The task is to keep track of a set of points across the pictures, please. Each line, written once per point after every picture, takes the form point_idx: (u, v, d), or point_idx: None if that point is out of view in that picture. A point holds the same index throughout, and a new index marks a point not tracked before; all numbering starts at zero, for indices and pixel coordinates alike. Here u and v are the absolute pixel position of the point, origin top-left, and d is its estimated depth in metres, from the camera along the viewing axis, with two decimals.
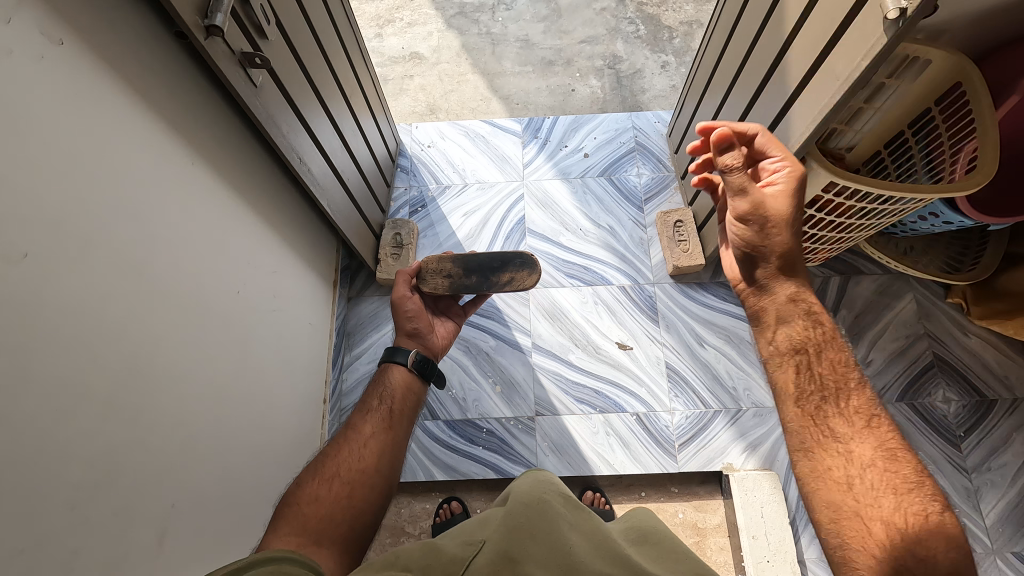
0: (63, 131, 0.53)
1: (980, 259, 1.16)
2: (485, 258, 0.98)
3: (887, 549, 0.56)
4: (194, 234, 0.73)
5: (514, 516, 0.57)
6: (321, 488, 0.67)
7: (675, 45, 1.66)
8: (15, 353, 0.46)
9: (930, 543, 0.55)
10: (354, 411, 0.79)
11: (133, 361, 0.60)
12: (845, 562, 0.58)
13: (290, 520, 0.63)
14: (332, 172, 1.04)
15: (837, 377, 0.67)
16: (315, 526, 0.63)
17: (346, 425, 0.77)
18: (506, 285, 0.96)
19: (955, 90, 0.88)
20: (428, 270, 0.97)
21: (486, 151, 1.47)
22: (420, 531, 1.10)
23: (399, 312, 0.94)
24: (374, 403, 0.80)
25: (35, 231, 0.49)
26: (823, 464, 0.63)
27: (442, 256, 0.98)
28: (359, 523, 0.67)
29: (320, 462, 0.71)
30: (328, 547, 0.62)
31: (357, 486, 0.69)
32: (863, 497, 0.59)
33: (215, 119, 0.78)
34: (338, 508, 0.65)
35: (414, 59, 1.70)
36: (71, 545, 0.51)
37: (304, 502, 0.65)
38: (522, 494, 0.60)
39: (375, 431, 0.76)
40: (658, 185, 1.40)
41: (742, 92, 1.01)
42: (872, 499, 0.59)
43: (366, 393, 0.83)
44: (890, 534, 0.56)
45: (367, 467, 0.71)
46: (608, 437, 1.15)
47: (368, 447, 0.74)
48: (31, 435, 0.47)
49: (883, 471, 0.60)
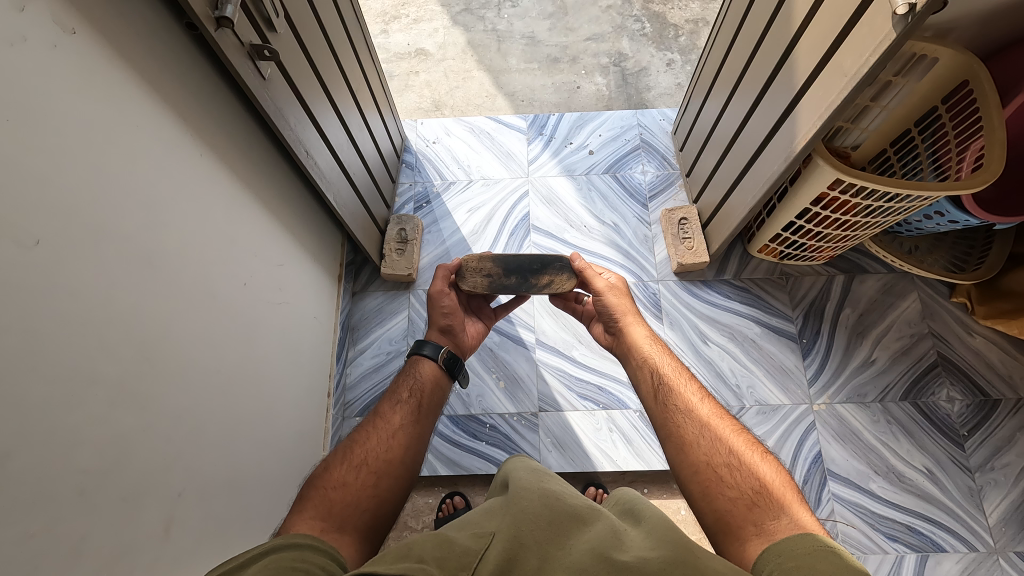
0: (75, 119, 0.53)
1: (985, 258, 1.15)
2: (525, 259, 0.97)
3: (739, 487, 0.62)
4: (202, 225, 0.73)
5: (520, 504, 0.53)
6: (349, 474, 0.67)
7: (680, 42, 1.66)
8: (26, 338, 0.47)
9: (765, 475, 0.62)
10: (383, 399, 0.80)
11: (140, 349, 0.60)
12: (720, 525, 0.60)
13: (316, 504, 0.63)
14: (338, 166, 1.04)
15: (677, 375, 0.77)
16: (340, 512, 0.63)
17: (373, 412, 0.78)
18: (545, 287, 0.96)
19: (962, 88, 0.88)
20: (468, 268, 0.96)
21: (491, 147, 1.47)
22: (423, 525, 1.10)
23: (435, 305, 0.94)
24: (404, 395, 0.80)
25: (48, 219, 0.50)
26: (686, 443, 0.68)
27: (483, 254, 0.97)
28: (381, 513, 0.66)
29: (348, 448, 0.71)
30: (351, 533, 0.62)
31: (383, 476, 0.69)
32: (710, 452, 0.66)
33: (223, 110, 0.78)
34: (363, 496, 0.65)
35: (420, 55, 1.70)
36: (79, 530, 0.51)
37: (331, 486, 0.65)
38: (524, 482, 0.57)
39: (404, 423, 0.76)
40: (662, 183, 1.40)
41: (748, 90, 1.01)
42: (718, 450, 0.66)
43: (395, 383, 0.83)
44: (736, 476, 0.63)
45: (393, 457, 0.71)
46: (611, 433, 1.16)
47: (396, 438, 0.74)
48: (41, 420, 0.48)
49: (721, 428, 0.68)
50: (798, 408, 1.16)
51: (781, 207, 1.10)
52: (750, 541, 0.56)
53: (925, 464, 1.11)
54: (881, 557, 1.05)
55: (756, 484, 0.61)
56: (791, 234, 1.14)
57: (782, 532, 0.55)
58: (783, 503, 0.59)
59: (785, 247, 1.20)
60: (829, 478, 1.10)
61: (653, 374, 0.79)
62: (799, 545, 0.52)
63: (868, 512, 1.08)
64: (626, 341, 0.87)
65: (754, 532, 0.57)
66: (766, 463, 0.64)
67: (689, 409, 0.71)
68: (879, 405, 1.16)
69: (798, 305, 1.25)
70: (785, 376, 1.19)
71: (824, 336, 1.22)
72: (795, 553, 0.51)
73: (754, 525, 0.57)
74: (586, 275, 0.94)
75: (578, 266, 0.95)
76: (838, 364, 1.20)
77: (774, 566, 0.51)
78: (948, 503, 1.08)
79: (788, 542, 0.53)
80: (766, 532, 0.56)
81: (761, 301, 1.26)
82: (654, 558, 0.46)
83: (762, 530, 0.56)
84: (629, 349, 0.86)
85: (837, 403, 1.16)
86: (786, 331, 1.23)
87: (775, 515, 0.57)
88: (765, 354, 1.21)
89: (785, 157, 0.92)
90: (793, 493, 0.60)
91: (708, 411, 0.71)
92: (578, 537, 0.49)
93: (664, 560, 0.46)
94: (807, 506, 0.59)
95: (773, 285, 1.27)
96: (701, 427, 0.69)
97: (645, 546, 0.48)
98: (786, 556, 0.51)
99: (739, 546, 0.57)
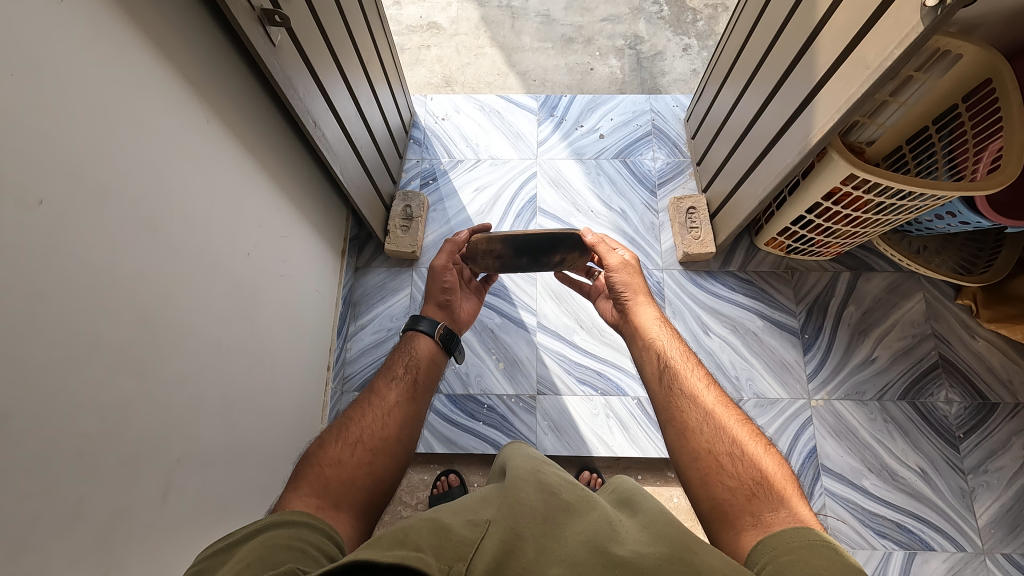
0: (80, 79, 0.52)
1: (994, 261, 1.14)
2: (536, 242, 0.93)
3: (739, 477, 0.62)
4: (206, 191, 0.72)
5: (516, 494, 0.53)
6: (344, 451, 0.67)
7: (698, 27, 1.62)
8: (27, 298, 0.46)
9: (766, 467, 0.62)
10: (379, 375, 0.80)
11: (143, 314, 0.60)
12: (716, 514, 0.60)
13: (312, 481, 0.63)
14: (345, 138, 1.03)
15: (683, 361, 0.76)
16: (336, 489, 0.63)
17: (369, 389, 0.78)
18: (556, 266, 0.98)
19: (984, 86, 0.85)
20: (479, 251, 0.95)
21: (501, 126, 1.45)
22: (417, 502, 1.11)
23: (435, 279, 0.94)
24: (400, 371, 0.81)
25: (51, 177, 0.49)
26: (688, 429, 0.68)
27: (492, 236, 0.92)
28: (377, 490, 0.67)
29: (344, 425, 0.71)
30: (347, 511, 0.62)
31: (379, 454, 0.69)
32: (713, 441, 0.66)
33: (231, 76, 0.77)
34: (359, 474, 0.66)
35: (432, 29, 1.67)
36: (77, 493, 0.51)
37: (326, 464, 0.65)
38: (521, 472, 0.57)
39: (400, 400, 0.76)
40: (672, 170, 1.38)
41: (765, 80, 0.99)
42: (720, 439, 0.66)
43: (391, 358, 0.84)
44: (738, 466, 0.63)
45: (389, 435, 0.72)
46: (608, 419, 1.16)
47: (392, 415, 0.74)
48: (41, 381, 0.48)
49: (725, 418, 0.68)
50: (796, 402, 1.16)
51: (792, 200, 1.08)
52: (745, 532, 0.57)
53: (920, 463, 1.11)
54: (869, 552, 1.06)
55: (757, 475, 0.61)
56: (799, 228, 1.13)
57: (779, 525, 0.55)
58: (783, 496, 0.59)
59: (792, 241, 1.19)
60: (822, 473, 1.11)
61: (657, 358, 0.78)
62: (793, 539, 0.52)
63: (858, 508, 1.08)
64: (633, 322, 0.87)
65: (750, 524, 0.57)
66: (768, 456, 0.64)
67: (694, 396, 0.71)
68: (877, 404, 1.16)
69: (802, 300, 1.25)
70: (784, 370, 1.19)
71: (826, 332, 1.22)
72: (788, 547, 0.51)
73: (751, 515, 0.58)
74: (599, 250, 0.92)
75: (590, 241, 0.94)
76: (839, 360, 1.19)
77: (766, 559, 0.51)
78: (939, 502, 1.08)
79: (783, 533, 0.53)
80: (763, 523, 0.56)
81: (765, 295, 1.25)
82: (650, 553, 0.46)
83: (759, 521, 0.57)
84: (636, 330, 0.85)
85: (835, 399, 1.17)
86: (789, 326, 1.23)
87: (774, 507, 0.58)
88: (766, 347, 1.21)
89: (799, 149, 0.90)
90: (793, 487, 0.60)
91: (713, 400, 0.70)
92: (572, 528, 0.49)
93: (661, 556, 0.46)
94: (806, 501, 0.59)
95: (778, 279, 1.26)
96: (704, 415, 0.68)
97: (642, 541, 0.48)
98: (780, 550, 0.51)
99: (734, 535, 0.58)
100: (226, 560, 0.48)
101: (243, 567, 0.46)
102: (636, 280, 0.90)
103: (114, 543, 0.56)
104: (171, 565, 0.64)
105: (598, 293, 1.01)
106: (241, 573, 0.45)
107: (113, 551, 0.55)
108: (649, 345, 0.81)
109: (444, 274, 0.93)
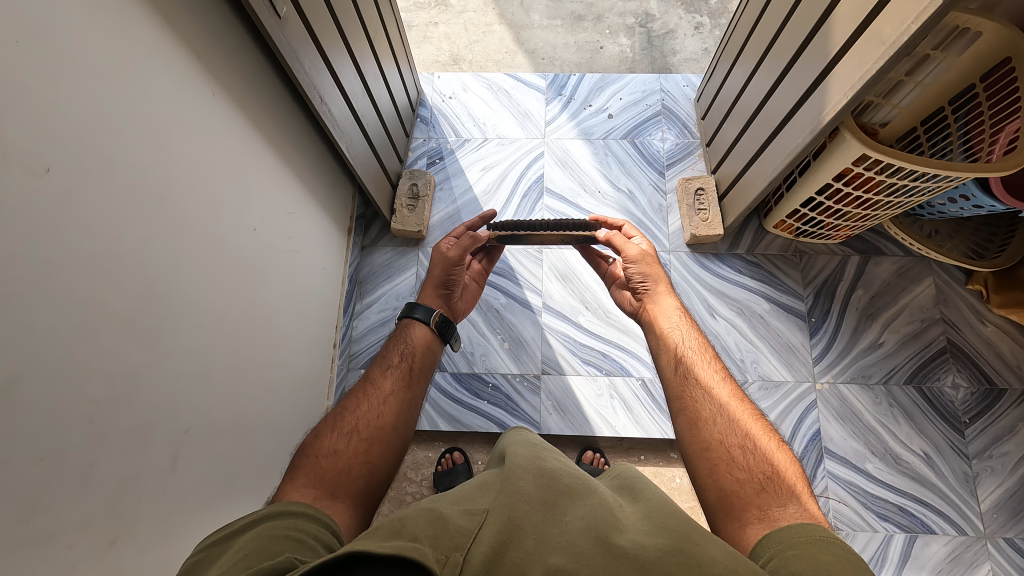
0: (85, 48, 0.52)
1: (1006, 247, 1.13)
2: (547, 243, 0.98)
3: (749, 470, 0.62)
4: (212, 166, 0.72)
5: (514, 482, 0.53)
6: (340, 441, 0.68)
7: (711, 6, 1.59)
8: (34, 265, 0.47)
9: (778, 463, 0.63)
10: (375, 365, 0.81)
11: (150, 287, 0.61)
12: (725, 508, 0.60)
13: (308, 472, 0.63)
14: (352, 115, 1.02)
15: (699, 353, 0.76)
16: (331, 479, 0.63)
17: (364, 378, 0.79)
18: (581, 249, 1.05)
19: (1004, 66, 0.83)
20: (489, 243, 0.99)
21: (509, 105, 1.44)
22: (421, 479, 1.13)
23: (444, 267, 0.93)
24: (394, 360, 0.82)
25: (59, 146, 0.49)
26: (702, 419, 0.68)
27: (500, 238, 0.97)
28: (373, 479, 0.67)
29: (340, 415, 0.72)
30: (344, 501, 0.62)
31: (375, 443, 0.69)
32: (725, 433, 0.66)
33: (236, 48, 0.76)
34: (354, 464, 0.66)
35: (440, 6, 1.65)
36: (88, 459, 0.52)
37: (322, 455, 0.66)
38: (519, 459, 0.57)
39: (396, 388, 0.77)
40: (681, 151, 1.37)
41: (778, 59, 0.97)
42: (733, 432, 0.66)
43: (387, 347, 0.85)
44: (749, 459, 0.63)
45: (385, 424, 0.72)
46: (612, 399, 1.17)
47: (388, 404, 0.75)
48: (50, 348, 0.48)
49: (738, 412, 0.68)
50: (801, 385, 1.16)
51: (802, 181, 1.07)
52: (751, 525, 0.57)
53: (924, 448, 1.11)
54: (869, 534, 1.06)
55: (768, 471, 0.61)
56: (808, 211, 1.12)
57: (786, 520, 0.55)
58: (790, 493, 0.59)
59: (802, 223, 1.18)
60: (826, 456, 1.11)
61: (672, 350, 0.78)
62: (801, 534, 0.52)
63: (861, 491, 1.09)
64: (653, 310, 0.87)
65: (756, 518, 0.57)
66: (781, 452, 0.64)
67: (708, 388, 0.71)
68: (882, 388, 1.16)
69: (809, 283, 1.24)
70: (790, 354, 1.19)
71: (834, 317, 1.21)
72: (797, 541, 0.51)
73: (757, 509, 0.58)
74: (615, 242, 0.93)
75: (602, 237, 0.95)
76: (846, 345, 1.19)
77: (772, 553, 0.51)
78: (941, 487, 1.08)
79: (791, 528, 0.53)
80: (769, 518, 0.56)
81: (773, 278, 1.25)
82: (651, 545, 0.46)
83: (766, 516, 0.57)
84: (653, 320, 0.85)
85: (841, 383, 1.16)
86: (796, 309, 1.22)
87: (783, 502, 0.58)
88: (772, 330, 1.21)
89: (811, 129, 0.89)
90: (803, 484, 0.61)
91: (727, 394, 0.70)
92: (572, 514, 0.50)
93: (662, 548, 0.46)
94: (815, 499, 0.59)
95: (786, 262, 1.26)
96: (717, 407, 0.69)
97: (643, 532, 0.48)
98: (787, 544, 0.51)
99: (739, 528, 0.58)
100: (222, 550, 0.49)
101: (239, 558, 0.47)
102: (653, 269, 0.90)
103: (125, 509, 0.57)
104: (181, 530, 0.66)
105: (613, 280, 1.01)
106: (238, 563, 0.46)
107: (124, 515, 0.57)
108: (665, 336, 0.81)
109: (456, 266, 0.93)
